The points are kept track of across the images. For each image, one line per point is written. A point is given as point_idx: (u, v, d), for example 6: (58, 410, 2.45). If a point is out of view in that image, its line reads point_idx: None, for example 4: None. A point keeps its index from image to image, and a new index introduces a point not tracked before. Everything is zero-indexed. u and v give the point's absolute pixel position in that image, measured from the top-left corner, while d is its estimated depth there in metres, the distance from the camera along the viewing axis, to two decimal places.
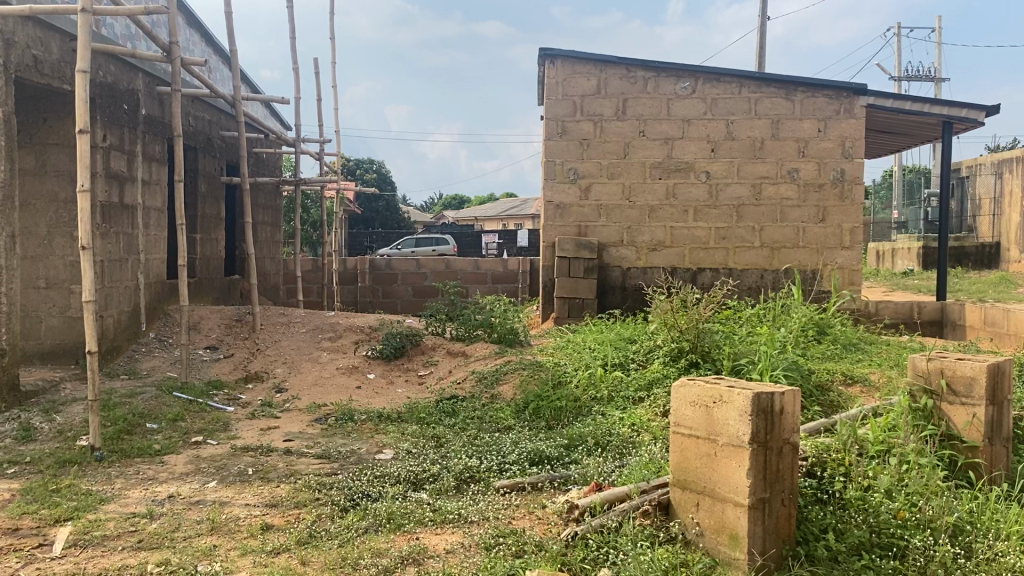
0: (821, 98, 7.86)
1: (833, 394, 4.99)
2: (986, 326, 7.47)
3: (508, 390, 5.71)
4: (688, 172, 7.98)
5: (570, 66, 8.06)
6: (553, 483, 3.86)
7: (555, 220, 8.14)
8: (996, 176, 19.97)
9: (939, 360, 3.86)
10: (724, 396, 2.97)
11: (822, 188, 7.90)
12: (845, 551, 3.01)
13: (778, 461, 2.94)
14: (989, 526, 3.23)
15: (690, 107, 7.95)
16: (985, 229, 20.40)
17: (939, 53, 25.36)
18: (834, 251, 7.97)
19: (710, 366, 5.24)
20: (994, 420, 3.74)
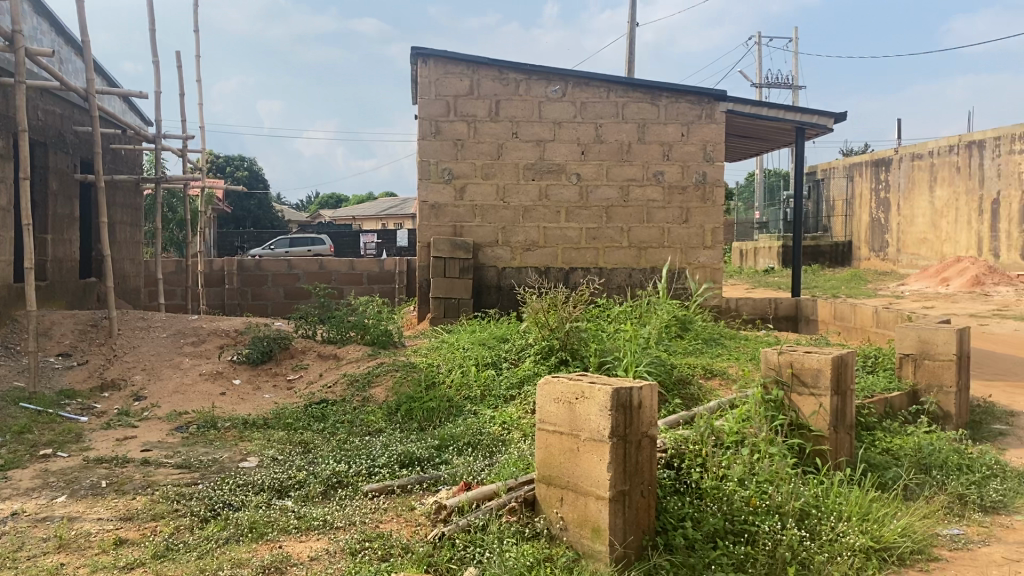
0: (683, 103, 8.17)
1: (694, 387, 5.17)
2: (836, 320, 7.94)
3: (380, 392, 5.64)
4: (559, 173, 8.11)
5: (441, 66, 8.03)
6: (422, 485, 3.85)
7: (429, 221, 8.09)
8: (846, 178, 21.24)
9: (788, 353, 4.06)
10: (586, 392, 3.03)
11: (685, 190, 8.21)
12: (700, 539, 3.14)
13: (637, 454, 3.05)
14: (832, 508, 3.44)
15: (560, 110, 8.10)
16: (838, 228, 21.65)
17: (796, 62, 26.77)
18: (696, 250, 8.30)
19: (579, 363, 5.33)
20: (838, 409, 3.98)
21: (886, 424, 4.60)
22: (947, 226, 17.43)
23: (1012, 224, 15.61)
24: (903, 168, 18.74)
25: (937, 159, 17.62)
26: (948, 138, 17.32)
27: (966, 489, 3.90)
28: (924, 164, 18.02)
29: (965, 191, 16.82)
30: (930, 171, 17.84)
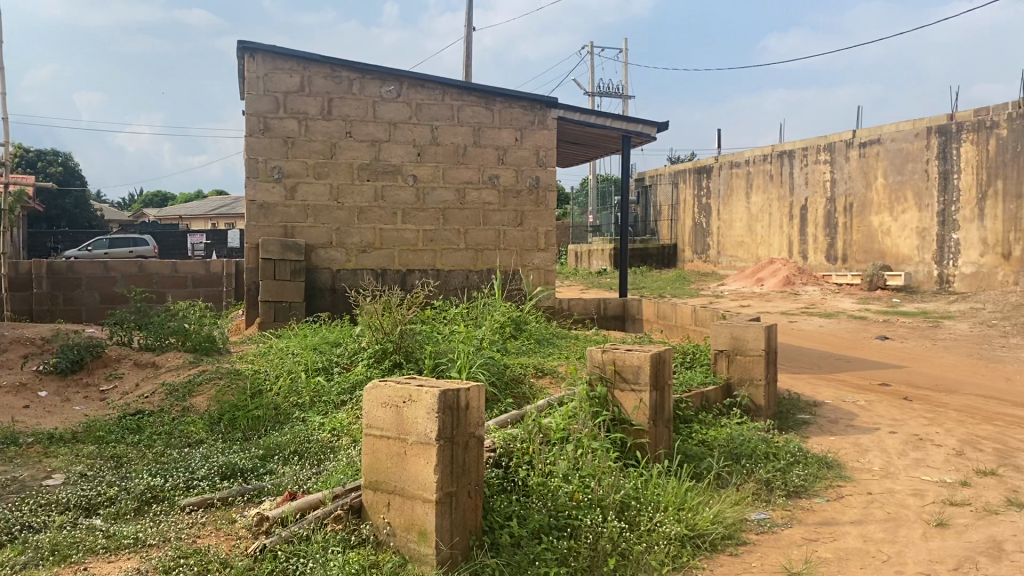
0: (517, 109, 8.35)
1: (526, 386, 5.25)
2: (659, 320, 8.32)
3: (202, 401, 5.39)
4: (395, 174, 8.04)
5: (270, 62, 7.78)
6: (244, 496, 3.71)
7: (259, 221, 7.77)
8: (672, 185, 22.33)
9: (611, 351, 4.21)
10: (413, 395, 3.02)
11: (519, 194, 8.41)
12: (526, 536, 3.20)
13: (464, 455, 3.07)
14: (651, 499, 3.59)
15: (396, 110, 8.03)
16: (665, 232, 22.72)
17: (626, 73, 27.91)
18: (531, 253, 8.51)
19: (412, 366, 5.28)
20: (657, 404, 4.17)
21: (702, 416, 4.85)
22: (762, 230, 18.64)
23: (818, 229, 16.91)
24: (723, 175, 19.91)
25: (752, 167, 18.84)
26: (761, 148, 18.58)
27: (772, 475, 4.17)
28: (741, 172, 19.22)
29: (777, 198, 18.07)
30: (747, 179, 19.06)
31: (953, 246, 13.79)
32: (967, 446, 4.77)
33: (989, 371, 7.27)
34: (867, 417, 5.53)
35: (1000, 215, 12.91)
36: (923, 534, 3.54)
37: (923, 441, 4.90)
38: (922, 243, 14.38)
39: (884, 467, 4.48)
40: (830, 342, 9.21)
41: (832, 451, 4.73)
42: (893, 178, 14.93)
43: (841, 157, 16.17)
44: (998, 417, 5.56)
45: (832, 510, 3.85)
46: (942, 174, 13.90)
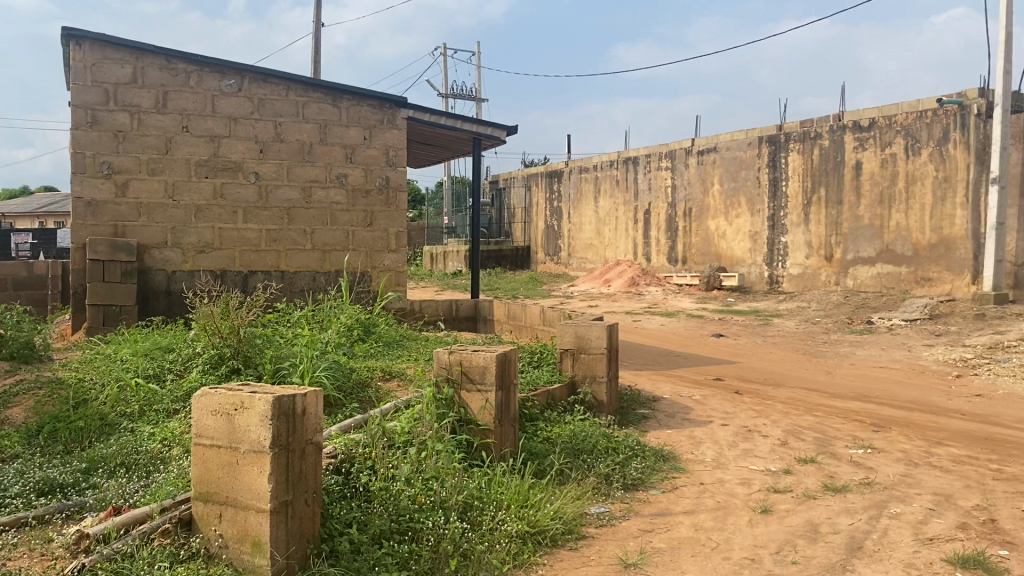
0: (365, 107, 8.24)
1: (372, 390, 5.16)
2: (509, 320, 8.41)
3: (19, 413, 5.00)
4: (236, 171, 7.74)
5: (99, 51, 7.35)
6: (63, 514, 3.46)
7: (86, 219, 7.31)
8: (525, 188, 22.67)
9: (458, 352, 4.19)
10: (245, 402, 2.91)
11: (368, 194, 8.30)
12: (366, 542, 3.14)
13: (300, 462, 2.99)
14: (494, 498, 3.61)
15: (236, 105, 7.74)
16: (519, 235, 23.03)
17: (479, 76, 28.11)
18: (381, 254, 8.42)
19: (252, 371, 5.08)
20: (502, 403, 4.20)
21: (547, 414, 4.92)
22: (609, 233, 19.22)
23: (661, 232, 17.59)
24: (573, 180, 20.40)
25: (600, 172, 19.40)
26: (609, 154, 19.15)
27: (611, 469, 4.29)
28: (590, 177, 19.76)
29: (623, 202, 18.69)
30: (595, 183, 19.60)
31: (781, 249, 14.68)
32: (790, 436, 5.08)
33: (812, 365, 7.78)
34: (701, 411, 5.79)
35: (823, 220, 13.86)
36: (748, 521, 3.74)
37: (751, 432, 5.18)
38: (755, 246, 15.24)
39: (716, 458, 4.70)
40: (670, 339, 9.59)
41: (669, 444, 4.93)
42: (729, 184, 15.75)
43: (681, 163, 16.90)
44: (818, 408, 5.96)
45: (666, 501, 4.01)
46: (772, 181, 14.78)
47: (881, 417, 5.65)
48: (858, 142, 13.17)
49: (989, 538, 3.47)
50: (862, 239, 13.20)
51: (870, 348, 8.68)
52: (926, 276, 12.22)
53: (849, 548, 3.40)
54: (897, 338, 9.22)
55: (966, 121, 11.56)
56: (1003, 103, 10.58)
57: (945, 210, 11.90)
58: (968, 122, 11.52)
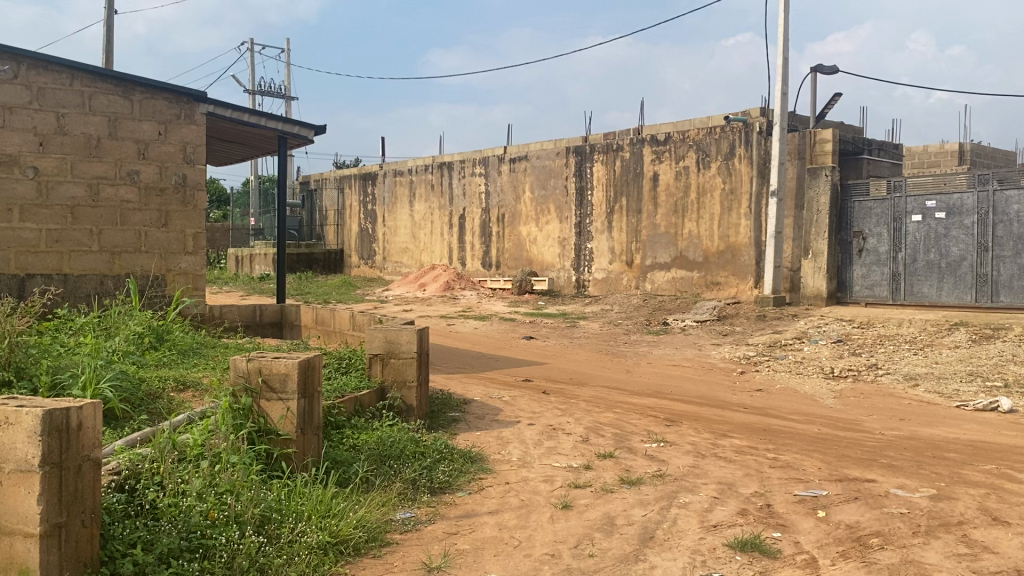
0: (160, 101, 7.80)
1: (164, 401, 4.86)
2: (317, 325, 8.22)
3: None
4: (11, 165, 7.09)
5: None
6: None
7: None
8: (337, 190, 22.26)
9: (257, 360, 4.02)
10: (10, 418, 2.65)
11: (163, 193, 7.84)
12: (152, 562, 2.96)
13: (76, 481, 2.77)
14: (294, 510, 3.50)
15: (11, 93, 7.10)
16: (331, 238, 22.58)
17: (290, 74, 27.32)
18: (177, 256, 7.98)
19: (26, 383, 4.59)
20: (305, 411, 4.08)
21: (354, 421, 4.84)
22: (424, 237, 19.25)
23: (474, 236, 17.82)
24: (387, 183, 20.26)
25: (414, 176, 19.40)
26: (422, 157, 19.19)
27: (418, 474, 4.28)
28: (404, 181, 19.71)
29: (437, 207, 18.79)
30: (409, 187, 19.58)
31: (587, 255, 15.27)
32: (592, 433, 5.28)
33: (614, 365, 8.14)
34: (509, 411, 5.91)
35: (625, 228, 14.55)
36: (550, 517, 3.85)
37: (555, 431, 5.33)
38: (563, 252, 15.76)
39: (521, 457, 4.80)
40: (480, 342, 9.72)
41: (476, 445, 4.98)
42: (538, 192, 16.21)
43: (494, 170, 17.21)
44: (618, 405, 6.23)
45: (472, 502, 4.05)
46: (579, 190, 15.36)
47: (674, 413, 6.00)
48: (656, 154, 13.93)
49: (765, 521, 3.76)
50: (659, 245, 13.96)
51: (666, 348, 9.20)
52: (715, 280, 13.10)
53: (641, 539, 3.58)
54: (690, 338, 9.84)
55: (749, 138, 12.53)
56: (781, 122, 11.55)
57: (731, 219, 12.82)
58: (752, 139, 12.49)
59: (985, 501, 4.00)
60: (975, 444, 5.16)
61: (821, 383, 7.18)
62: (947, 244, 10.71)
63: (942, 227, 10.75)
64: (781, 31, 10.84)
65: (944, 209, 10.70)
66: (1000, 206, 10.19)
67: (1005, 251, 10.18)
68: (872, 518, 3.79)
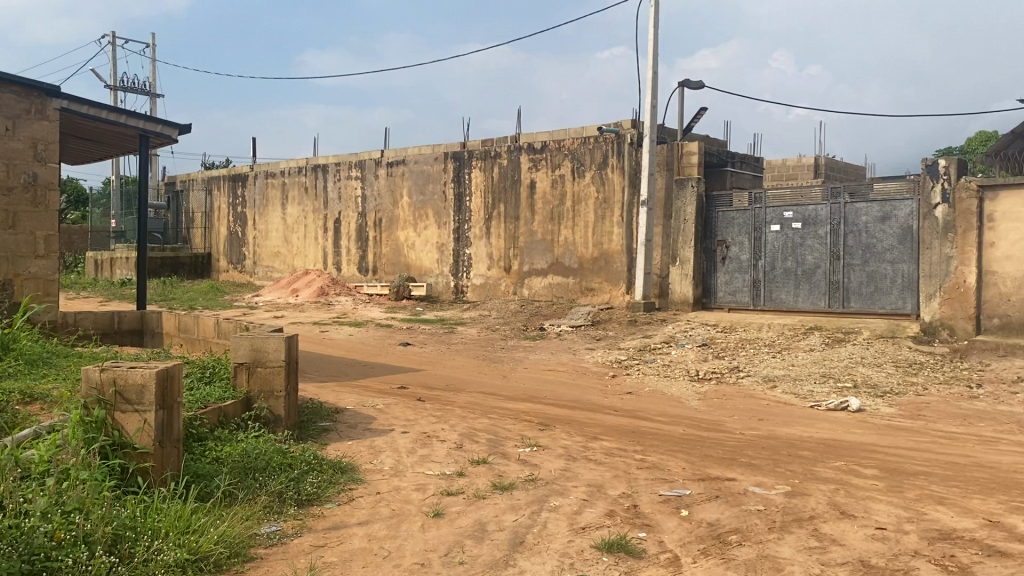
0: (8, 94, 7.33)
1: (7, 415, 4.54)
2: (180, 333, 7.89)
3: None
4: None
5: None
6: None
7: None
8: (205, 192, 21.48)
9: (111, 370, 3.81)
10: None
11: (10, 193, 7.36)
12: None
13: None
14: (150, 527, 3.34)
15: None
16: (199, 241, 21.74)
17: (154, 70, 26.18)
18: (27, 260, 7.47)
19: None
20: (163, 423, 3.90)
21: (218, 433, 4.67)
22: (297, 241, 18.81)
23: (350, 241, 17.55)
24: (258, 185, 19.70)
25: (287, 179, 18.94)
26: (296, 160, 18.77)
27: (284, 486, 4.16)
28: (277, 183, 19.21)
29: (311, 210, 18.40)
30: (282, 190, 19.10)
31: (465, 261, 15.31)
32: (465, 440, 5.29)
33: (490, 371, 8.18)
34: (383, 420, 5.84)
35: (502, 234, 14.67)
36: (421, 526, 3.82)
37: (429, 438, 5.31)
38: (441, 257, 15.74)
39: (393, 466, 4.75)
40: (355, 349, 9.57)
41: (347, 455, 4.90)
42: (416, 197, 16.14)
43: (370, 174, 17.02)
44: (492, 411, 6.26)
45: (341, 514, 3.97)
46: (456, 196, 15.39)
47: (547, 417, 6.08)
48: (532, 162, 14.11)
49: (631, 522, 3.86)
50: (536, 251, 14.14)
51: (541, 353, 9.32)
52: (589, 286, 13.37)
53: (511, 544, 3.60)
54: (564, 343, 10.01)
55: (621, 149, 12.87)
56: (650, 134, 11.92)
57: (605, 227, 13.12)
58: (623, 149, 12.84)
59: (834, 496, 4.23)
60: (826, 441, 5.46)
61: (687, 386, 7.44)
62: (803, 253, 11.31)
63: (799, 236, 11.35)
64: (651, 45, 11.19)
65: (800, 219, 11.31)
66: (850, 217, 10.85)
67: (855, 259, 10.84)
68: (732, 515, 3.95)
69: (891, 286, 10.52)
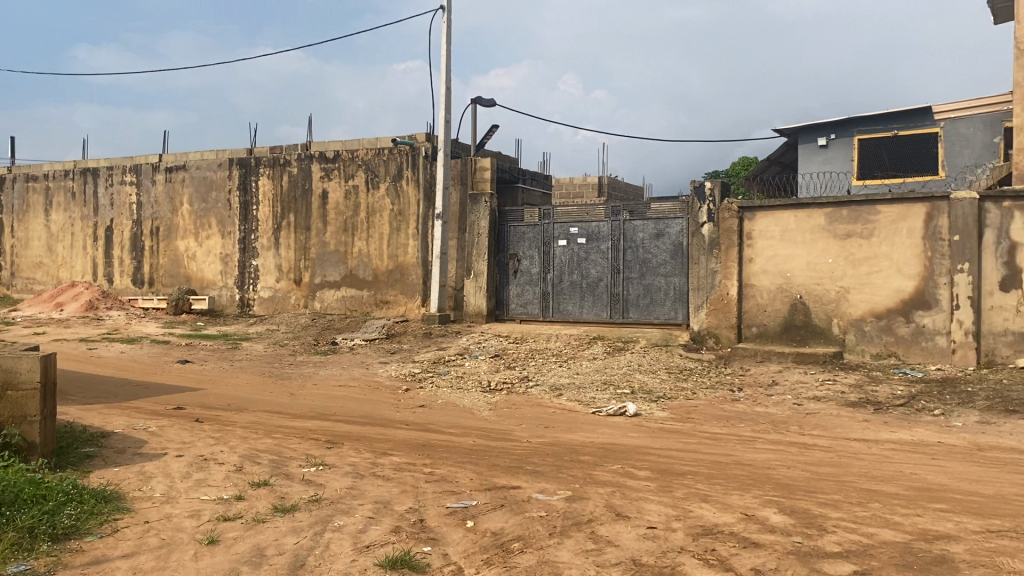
0: None
1: None
2: None
3: None
4: None
5: None
6: None
7: None
8: None
9: None
10: None
11: None
12: None
13: None
14: None
15: None
16: None
17: None
18: None
19: None
20: None
21: None
22: (63, 251, 17.32)
23: (124, 251, 16.40)
24: (17, 188, 17.97)
25: (52, 183, 17.41)
26: (62, 162, 17.31)
27: (37, 521, 3.80)
28: (39, 187, 17.61)
29: (79, 217, 17.01)
30: (45, 195, 17.54)
31: (252, 272, 14.73)
32: (246, 461, 5.07)
33: (275, 387, 7.90)
34: (155, 443, 5.48)
35: (292, 245, 14.26)
36: (193, 555, 3.62)
37: (206, 461, 5.04)
38: (225, 269, 15.05)
39: (165, 492, 4.47)
40: (127, 368, 8.92)
41: (113, 483, 4.55)
42: (199, 206, 15.35)
43: (147, 180, 15.99)
44: (277, 430, 6.05)
45: (103, 547, 3.68)
46: (243, 205, 14.79)
47: (335, 434, 5.96)
48: (324, 172, 13.84)
49: (416, 537, 3.85)
50: (328, 263, 13.86)
51: (331, 368, 9.14)
52: (383, 298, 13.29)
53: (291, 568, 3.49)
54: (356, 357, 9.87)
55: (416, 161, 12.95)
56: (444, 148, 12.06)
57: (399, 240, 13.12)
58: (418, 162, 12.93)
59: (611, 498, 4.45)
60: (606, 446, 5.74)
61: (477, 397, 7.55)
62: (587, 267, 11.85)
63: (583, 251, 11.88)
64: (444, 60, 11.34)
65: (585, 235, 11.85)
66: (629, 234, 11.50)
67: (633, 273, 11.49)
68: (515, 523, 4.05)
69: (665, 298, 11.26)
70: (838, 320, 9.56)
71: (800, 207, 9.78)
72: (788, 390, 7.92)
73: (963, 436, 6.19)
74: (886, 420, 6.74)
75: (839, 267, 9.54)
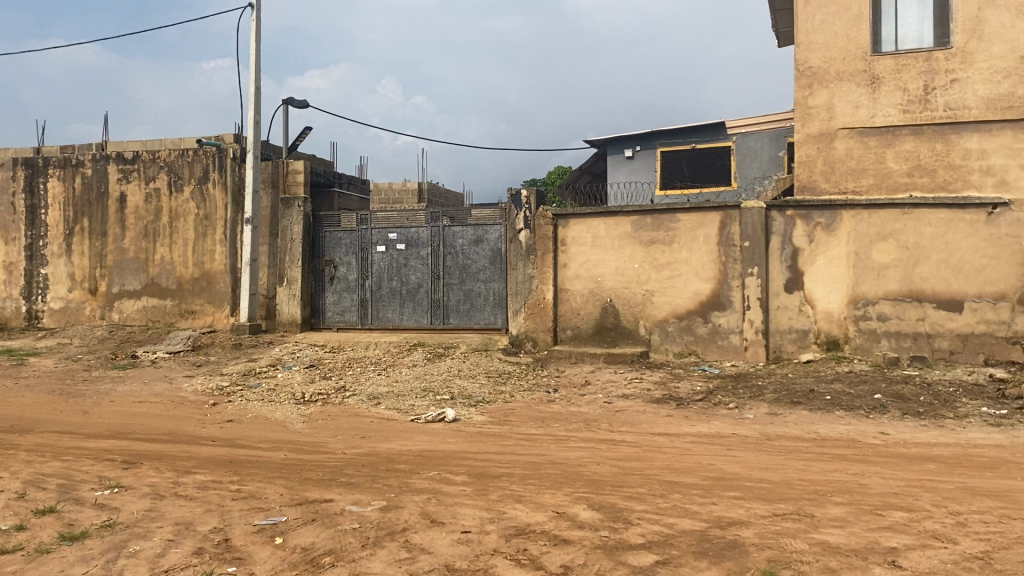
0: None
1: None
2: None
3: None
4: None
5: None
6: None
7: None
8: None
9: None
10: None
11: None
12: None
13: None
14: None
15: None
16: None
17: None
18: None
19: None
20: None
21: None
22: None
23: None
24: None
25: None
26: None
27: None
28: None
29: None
30: None
31: (40, 282, 13.62)
32: (30, 487, 4.67)
33: (66, 406, 7.33)
34: None
35: (87, 252, 13.31)
36: None
37: None
38: (9, 279, 13.82)
39: None
40: None
41: None
42: None
43: None
44: (66, 452, 5.61)
45: None
46: (29, 209, 13.63)
47: (133, 454, 5.61)
48: (122, 173, 13.01)
49: (221, 557, 3.69)
50: (127, 271, 13.04)
51: (130, 383, 8.58)
52: (189, 308, 12.65)
53: None
54: (159, 371, 9.34)
55: (223, 163, 12.44)
56: (253, 149, 11.66)
57: (205, 245, 12.55)
58: (225, 164, 12.43)
59: (426, 505, 4.45)
60: (422, 453, 5.74)
61: (291, 409, 7.34)
62: (406, 273, 11.81)
63: (403, 257, 11.83)
64: (253, 58, 10.96)
65: (404, 241, 11.81)
66: (448, 240, 11.59)
67: (453, 279, 11.58)
68: (326, 537, 3.96)
69: (484, 303, 11.43)
70: (644, 321, 10.06)
71: (609, 215, 10.20)
72: (599, 390, 8.23)
73: (755, 427, 6.67)
74: (686, 415, 7.16)
75: (645, 272, 10.03)
